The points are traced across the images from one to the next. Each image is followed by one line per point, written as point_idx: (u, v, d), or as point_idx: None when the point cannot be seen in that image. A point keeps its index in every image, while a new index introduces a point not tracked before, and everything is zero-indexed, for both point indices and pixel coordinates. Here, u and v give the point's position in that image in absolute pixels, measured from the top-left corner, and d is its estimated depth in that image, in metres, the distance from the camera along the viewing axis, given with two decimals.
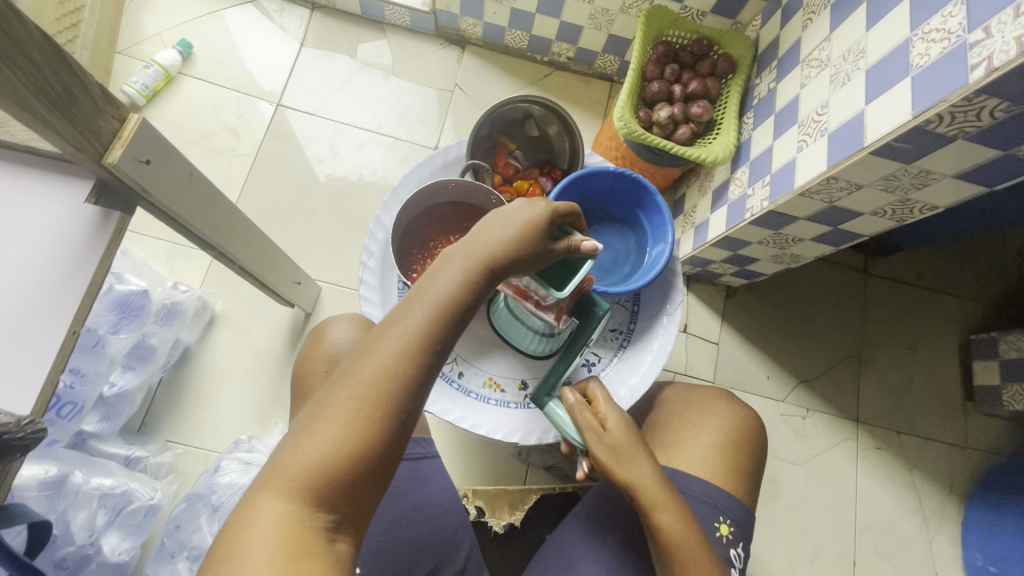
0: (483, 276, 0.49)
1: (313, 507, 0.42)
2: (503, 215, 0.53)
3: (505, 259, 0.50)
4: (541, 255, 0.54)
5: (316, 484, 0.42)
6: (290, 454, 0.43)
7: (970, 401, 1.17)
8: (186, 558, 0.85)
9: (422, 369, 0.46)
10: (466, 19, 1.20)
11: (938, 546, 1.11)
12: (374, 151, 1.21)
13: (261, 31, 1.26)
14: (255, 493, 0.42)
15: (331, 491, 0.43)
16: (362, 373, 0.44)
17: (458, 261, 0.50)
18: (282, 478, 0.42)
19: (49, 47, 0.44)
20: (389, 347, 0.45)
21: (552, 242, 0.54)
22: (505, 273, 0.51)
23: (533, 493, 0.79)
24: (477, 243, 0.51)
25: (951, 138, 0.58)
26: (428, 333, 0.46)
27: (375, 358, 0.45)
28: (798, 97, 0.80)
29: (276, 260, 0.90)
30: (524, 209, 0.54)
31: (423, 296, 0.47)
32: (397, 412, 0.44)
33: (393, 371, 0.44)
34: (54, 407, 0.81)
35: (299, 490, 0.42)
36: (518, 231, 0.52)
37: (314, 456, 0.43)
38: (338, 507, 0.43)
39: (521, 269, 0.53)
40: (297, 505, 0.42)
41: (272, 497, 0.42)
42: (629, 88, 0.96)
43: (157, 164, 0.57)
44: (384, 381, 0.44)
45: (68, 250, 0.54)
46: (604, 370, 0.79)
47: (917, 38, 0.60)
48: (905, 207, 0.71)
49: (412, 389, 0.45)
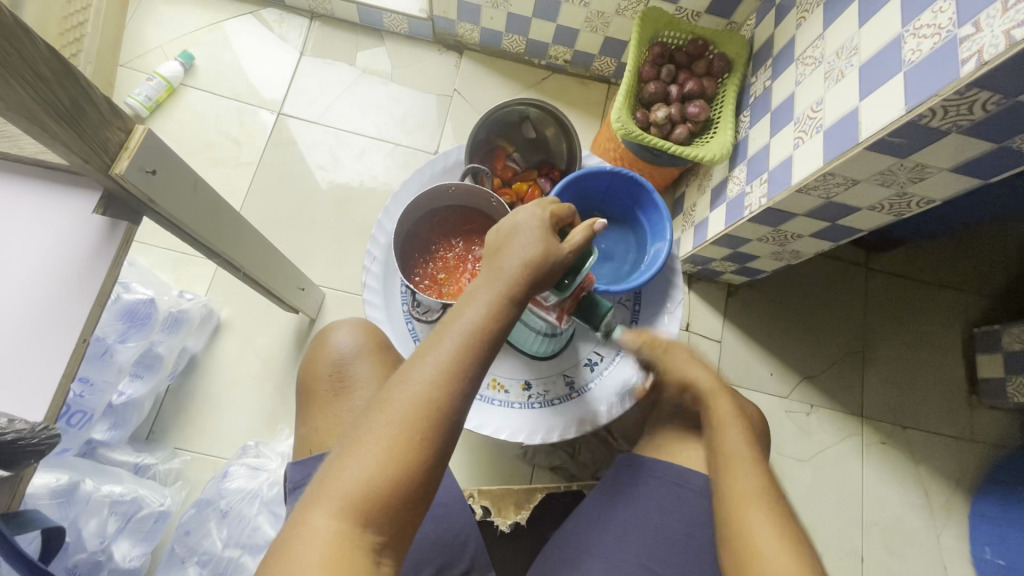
0: (509, 299, 0.50)
1: (360, 530, 0.43)
2: (518, 228, 0.54)
3: (528, 276, 0.51)
4: (563, 262, 0.53)
5: (363, 505, 0.43)
6: (335, 476, 0.44)
7: (975, 394, 1.17)
8: (197, 563, 0.86)
9: (460, 394, 0.47)
10: (464, 25, 1.21)
11: (946, 540, 1.11)
12: (374, 157, 1.23)
13: (262, 41, 1.27)
14: (303, 514, 0.43)
15: (376, 513, 0.43)
16: (401, 398, 0.46)
17: (485, 288, 0.51)
18: (328, 498, 0.43)
19: (57, 64, 0.46)
20: (426, 373, 0.46)
21: (566, 240, 0.54)
22: (531, 293, 0.52)
23: (539, 492, 0.80)
24: (501, 263, 0.52)
25: (944, 131, 0.58)
26: (462, 357, 0.47)
27: (413, 384, 0.46)
28: (794, 94, 0.81)
29: (280, 267, 0.90)
30: (537, 221, 0.54)
31: (454, 323, 0.49)
32: (436, 436, 0.45)
33: (432, 396, 0.46)
34: (65, 416, 0.83)
35: (347, 511, 0.43)
36: (537, 247, 0.52)
37: (358, 480, 0.43)
38: (384, 527, 0.44)
39: (543, 286, 0.53)
40: (345, 525, 0.42)
41: (320, 516, 0.43)
42: (626, 90, 0.97)
43: (163, 175, 0.58)
44: (423, 406, 0.45)
45: (76, 261, 0.56)
46: (607, 369, 0.80)
47: (908, 34, 0.60)
48: (903, 201, 0.72)
49: (450, 413, 0.46)
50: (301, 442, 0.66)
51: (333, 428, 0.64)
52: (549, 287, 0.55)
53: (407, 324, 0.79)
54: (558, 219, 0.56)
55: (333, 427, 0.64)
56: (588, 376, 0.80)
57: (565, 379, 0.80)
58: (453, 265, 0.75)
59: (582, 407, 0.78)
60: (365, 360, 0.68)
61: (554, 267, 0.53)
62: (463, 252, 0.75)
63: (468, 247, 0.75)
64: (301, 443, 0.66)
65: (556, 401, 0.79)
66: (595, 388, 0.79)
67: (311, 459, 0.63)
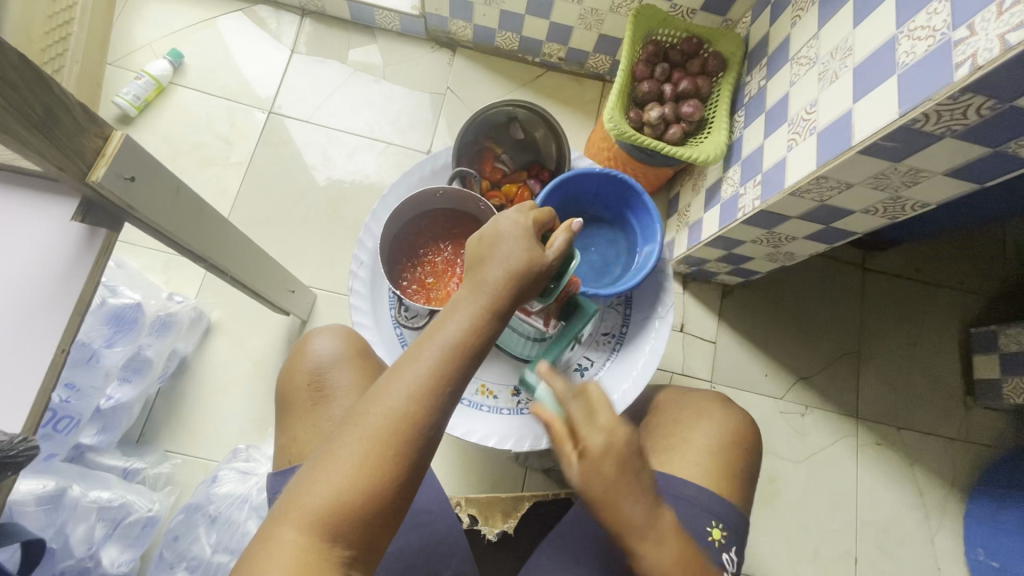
0: (491, 311, 0.50)
1: (329, 544, 0.42)
2: (501, 238, 0.53)
3: (509, 287, 0.50)
4: (547, 272, 0.53)
5: (332, 521, 0.42)
6: (307, 491, 0.43)
7: (971, 395, 1.16)
8: (185, 568, 0.86)
9: (437, 410, 0.46)
10: (456, 22, 1.20)
11: (940, 541, 1.10)
12: (366, 156, 1.21)
13: (252, 38, 1.26)
14: (273, 528, 0.43)
15: (346, 528, 0.43)
16: (376, 413, 0.45)
17: (467, 299, 0.50)
18: (299, 513, 0.43)
19: (30, 71, 0.44)
20: (402, 388, 0.46)
21: (550, 245, 0.53)
22: (515, 305, 0.51)
23: (526, 500, 0.79)
24: (484, 274, 0.51)
25: (938, 136, 0.57)
26: (441, 372, 0.47)
27: (390, 397, 0.45)
28: (788, 95, 0.80)
29: (269, 269, 0.89)
30: (521, 231, 0.53)
31: (435, 336, 0.48)
32: (411, 452, 0.45)
33: (409, 410, 0.45)
34: (50, 422, 0.81)
35: (316, 527, 0.42)
36: (521, 258, 0.51)
37: (328, 496, 0.43)
38: (354, 543, 0.43)
39: (528, 297, 0.53)
40: (314, 541, 0.42)
41: (289, 531, 0.43)
42: (619, 89, 0.95)
43: (143, 181, 0.57)
44: (399, 420, 0.45)
45: (54, 270, 0.55)
46: (598, 374, 0.79)
47: (903, 36, 0.59)
48: (897, 204, 0.71)
49: (426, 428, 0.45)
50: (283, 451, 0.65)
51: (313, 438, 0.64)
52: (533, 296, 0.54)
53: (395, 329, 0.78)
54: (542, 226, 0.55)
55: (314, 437, 0.64)
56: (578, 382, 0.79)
57: None
58: (441, 270, 0.74)
59: None
60: (344, 368, 0.67)
61: (538, 277, 0.52)
62: (451, 256, 0.74)
63: (456, 251, 0.74)
64: (284, 451, 0.66)
65: None
66: None
67: (289, 470, 0.62)
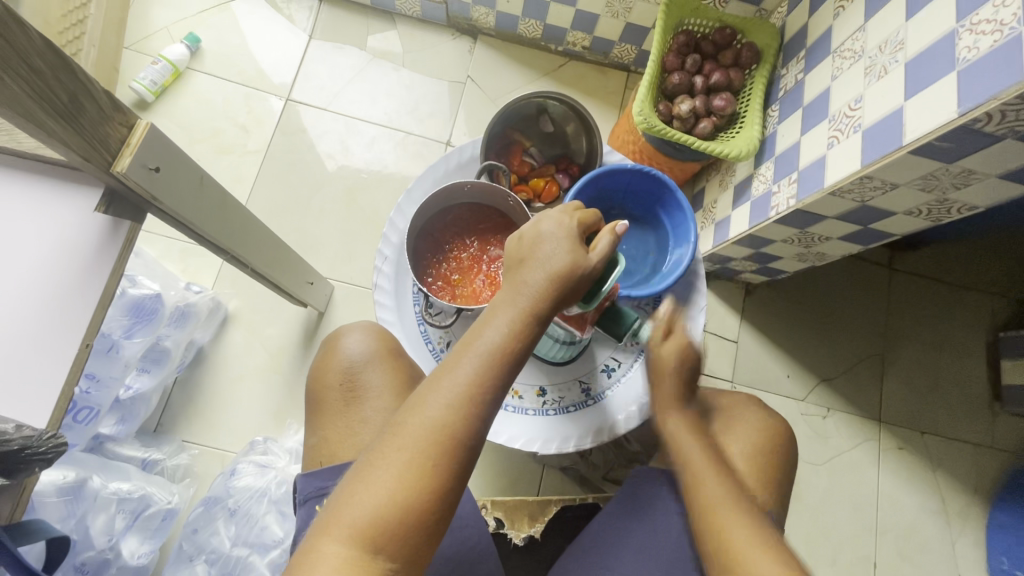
0: (533, 316, 0.48)
1: (371, 557, 0.41)
2: (542, 239, 0.51)
3: (552, 290, 0.49)
4: (591, 274, 0.50)
5: (374, 533, 0.41)
6: (347, 502, 0.42)
7: (998, 400, 1.13)
8: (205, 561, 0.86)
9: (477, 418, 0.45)
10: (478, 8, 1.16)
11: (962, 548, 1.08)
12: (385, 145, 1.19)
13: (270, 23, 1.23)
14: (314, 541, 0.42)
15: (387, 541, 0.41)
16: (415, 423, 0.44)
17: (506, 307, 0.48)
18: (340, 526, 0.42)
19: (52, 55, 0.43)
20: (442, 397, 0.44)
21: (592, 246, 0.51)
22: (555, 309, 0.50)
23: (553, 504, 0.79)
24: (524, 278, 0.49)
25: (998, 136, 0.55)
26: (481, 379, 0.45)
27: (430, 408, 0.44)
28: (829, 90, 0.77)
29: (289, 260, 0.88)
30: (563, 231, 0.51)
31: (474, 343, 0.47)
32: (452, 461, 0.44)
33: (448, 420, 0.44)
34: (71, 412, 0.82)
35: (357, 539, 0.41)
36: (563, 260, 0.49)
37: (370, 508, 0.42)
38: (397, 556, 0.42)
39: (568, 301, 0.51)
40: (356, 553, 0.41)
41: (332, 545, 0.41)
42: (649, 81, 0.92)
43: (167, 171, 0.55)
44: (440, 430, 0.43)
45: (77, 263, 0.53)
46: (626, 376, 0.77)
47: (964, 30, 0.56)
48: (943, 207, 0.68)
49: (468, 436, 0.44)
50: (310, 453, 0.64)
51: (344, 440, 0.63)
52: (576, 300, 0.52)
53: (419, 326, 0.77)
54: (585, 227, 0.53)
55: (344, 440, 0.63)
56: (605, 383, 0.77)
57: (581, 386, 0.78)
58: (468, 267, 0.72)
59: (598, 415, 0.76)
60: (376, 368, 0.65)
61: (581, 279, 0.50)
62: (478, 253, 0.73)
63: (483, 248, 0.72)
64: (310, 453, 0.65)
65: (571, 408, 0.77)
66: (612, 396, 0.77)
67: (321, 472, 0.61)
